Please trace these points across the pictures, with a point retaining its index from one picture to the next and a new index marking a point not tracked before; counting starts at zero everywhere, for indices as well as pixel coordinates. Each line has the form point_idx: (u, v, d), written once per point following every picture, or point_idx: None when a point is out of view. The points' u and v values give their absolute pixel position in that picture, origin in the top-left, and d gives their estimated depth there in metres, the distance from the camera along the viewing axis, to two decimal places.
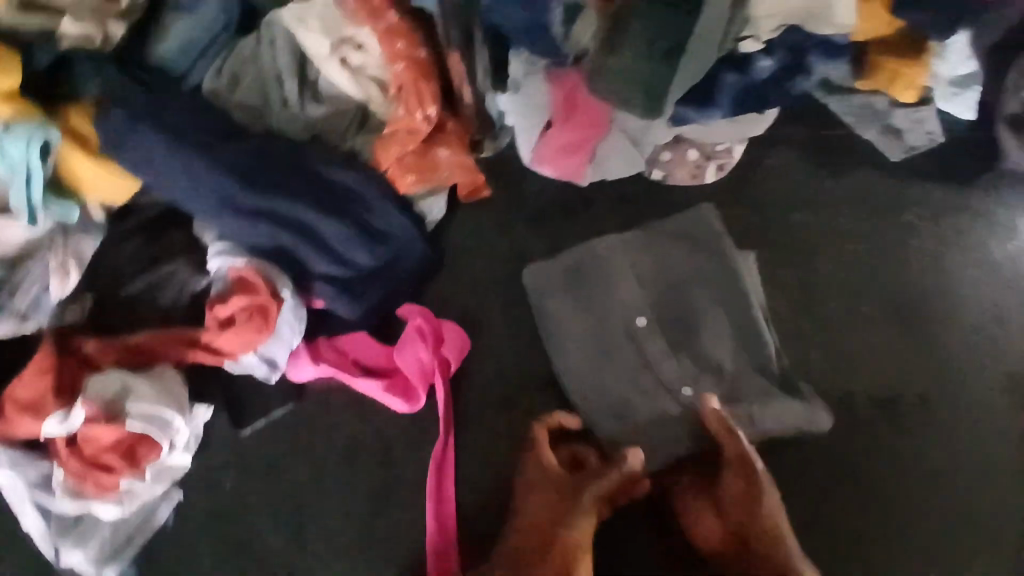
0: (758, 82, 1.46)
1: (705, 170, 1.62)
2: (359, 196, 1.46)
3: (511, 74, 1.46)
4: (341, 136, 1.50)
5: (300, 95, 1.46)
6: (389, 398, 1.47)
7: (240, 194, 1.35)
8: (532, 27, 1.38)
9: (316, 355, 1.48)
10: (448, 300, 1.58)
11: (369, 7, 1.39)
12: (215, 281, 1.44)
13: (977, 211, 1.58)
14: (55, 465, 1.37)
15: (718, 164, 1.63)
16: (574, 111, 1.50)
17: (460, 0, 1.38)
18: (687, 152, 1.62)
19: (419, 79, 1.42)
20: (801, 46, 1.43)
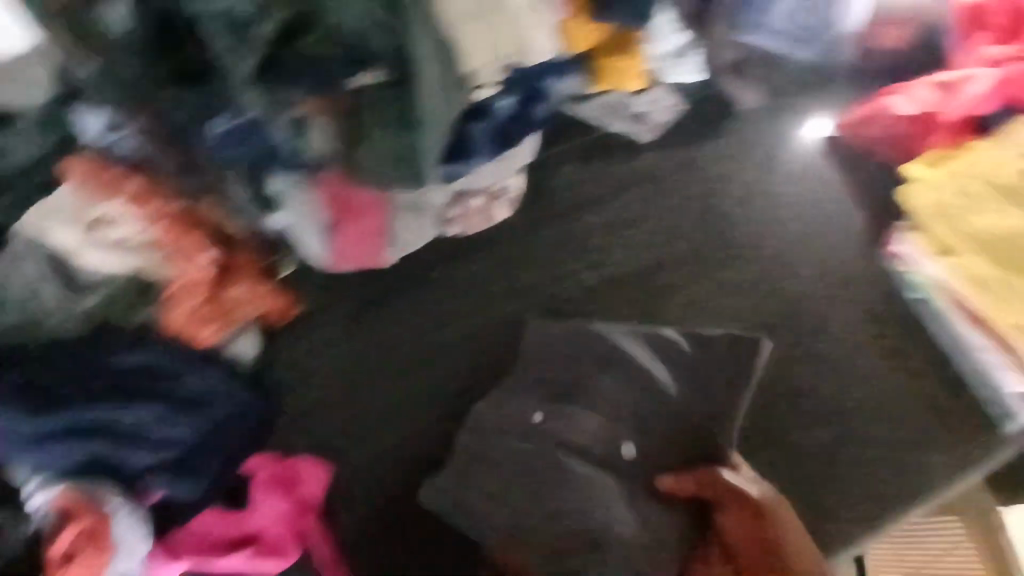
0: (505, 122, 1.42)
1: (493, 209, 1.63)
2: (165, 370, 1.38)
3: (272, 190, 1.30)
4: (126, 314, 1.36)
5: (71, 289, 1.30)
6: (261, 564, 1.34)
7: (45, 420, 1.27)
8: (263, 156, 1.17)
9: (173, 551, 1.33)
10: (301, 432, 1.55)
11: (103, 181, 1.25)
12: (39, 518, 1.29)
13: (762, 146, 1.75)
14: None
15: (505, 201, 1.63)
16: (350, 211, 1.40)
17: (167, 127, 1.12)
18: (471, 202, 1.58)
19: (187, 228, 1.34)
20: (534, 80, 1.40)
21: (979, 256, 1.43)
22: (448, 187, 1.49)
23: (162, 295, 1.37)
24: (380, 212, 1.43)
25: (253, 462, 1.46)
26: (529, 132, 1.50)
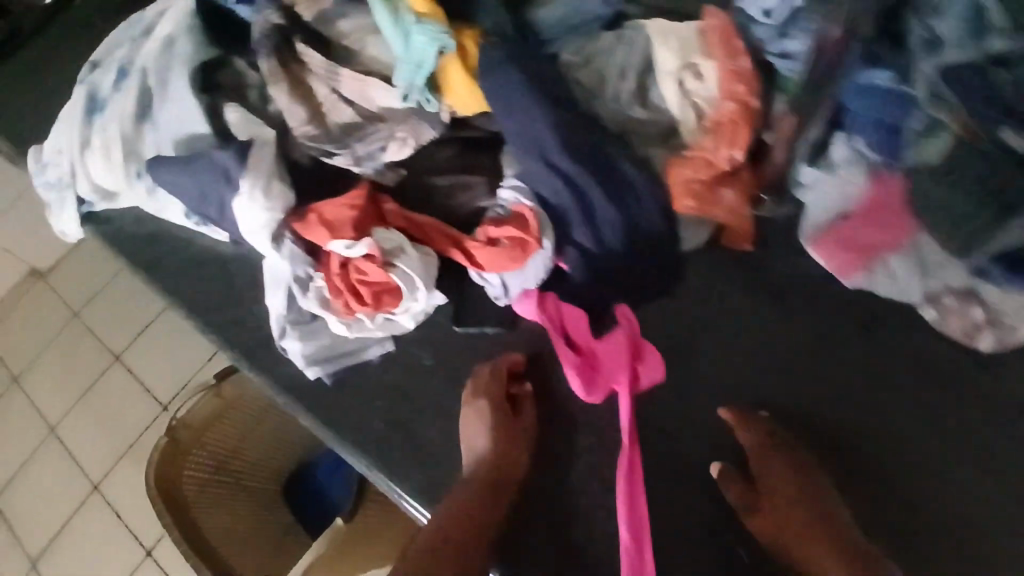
0: None
1: (984, 324, 0.74)
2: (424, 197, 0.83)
3: (663, 59, 0.82)
4: (411, 147, 0.82)
5: (363, 140, 0.80)
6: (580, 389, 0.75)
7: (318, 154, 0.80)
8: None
9: (545, 305, 0.79)
10: (665, 336, 0.80)
11: (443, 149, 0.83)
12: (311, 292, 0.78)
13: None
14: (320, 280, 0.78)
15: (1002, 337, 0.74)
16: (874, 220, 0.75)
17: (569, 37, 0.87)
18: (964, 301, 0.75)
19: (728, 52, 0.80)
20: None
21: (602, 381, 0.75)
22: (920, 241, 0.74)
23: (457, 83, 0.80)
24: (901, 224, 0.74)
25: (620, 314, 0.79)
26: None
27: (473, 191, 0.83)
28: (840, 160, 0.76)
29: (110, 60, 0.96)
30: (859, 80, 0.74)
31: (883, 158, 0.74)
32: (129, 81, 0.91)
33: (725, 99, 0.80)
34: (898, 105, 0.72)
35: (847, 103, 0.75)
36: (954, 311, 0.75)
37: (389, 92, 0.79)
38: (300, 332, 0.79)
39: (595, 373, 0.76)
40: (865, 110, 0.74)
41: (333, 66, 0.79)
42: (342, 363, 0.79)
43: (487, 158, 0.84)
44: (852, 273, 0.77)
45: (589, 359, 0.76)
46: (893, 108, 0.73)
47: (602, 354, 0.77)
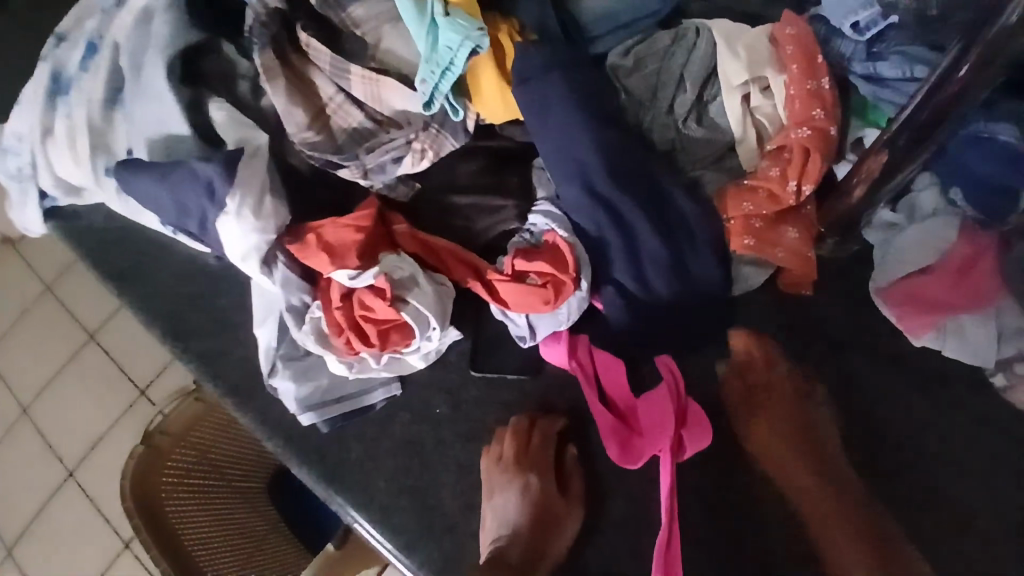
0: None
1: None
2: (443, 216, 0.72)
3: (728, 67, 0.70)
4: (426, 158, 0.68)
5: (371, 146, 0.68)
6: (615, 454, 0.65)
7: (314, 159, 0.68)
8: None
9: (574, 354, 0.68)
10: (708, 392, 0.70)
11: (466, 163, 0.72)
12: (305, 325, 0.68)
13: None
14: (318, 311, 0.68)
15: None
16: (960, 279, 0.65)
17: (618, 35, 0.76)
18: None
19: (805, 65, 0.68)
20: None
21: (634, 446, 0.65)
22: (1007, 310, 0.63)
23: (483, 86, 0.67)
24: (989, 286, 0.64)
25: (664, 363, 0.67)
26: None
27: (496, 215, 0.72)
28: (927, 208, 0.67)
29: (78, 32, 0.83)
30: (976, 128, 0.63)
31: (982, 216, 0.65)
32: (99, 60, 0.78)
33: (799, 124, 0.68)
34: (1016, 164, 0.62)
35: (953, 151, 0.64)
36: None
37: (408, 96, 0.66)
38: (294, 369, 0.69)
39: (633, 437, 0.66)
40: (974, 162, 0.63)
41: (342, 60, 0.66)
42: (341, 406, 0.69)
43: (516, 177, 0.73)
44: (927, 332, 0.65)
45: (628, 420, 0.67)
46: (1010, 167, 0.62)
47: (642, 416, 0.66)
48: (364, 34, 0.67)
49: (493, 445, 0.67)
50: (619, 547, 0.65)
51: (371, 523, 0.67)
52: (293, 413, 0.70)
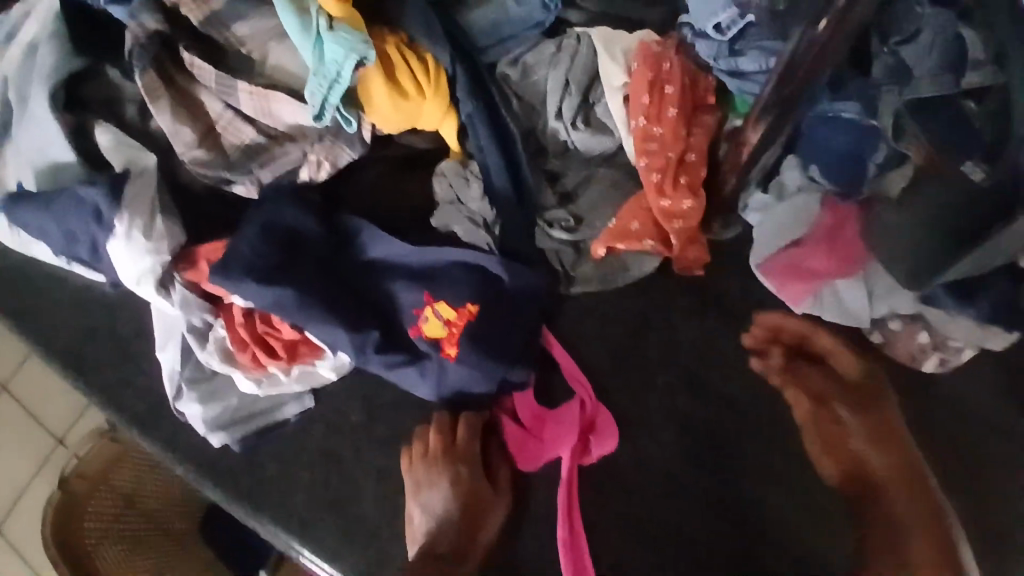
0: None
1: (919, 350, 0.70)
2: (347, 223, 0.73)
3: (609, 71, 0.75)
4: (322, 165, 0.70)
5: (265, 162, 0.69)
6: (521, 450, 0.67)
7: (211, 174, 0.69)
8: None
9: None
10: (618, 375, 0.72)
11: (365, 173, 0.74)
12: (208, 345, 0.67)
13: None
14: (220, 330, 0.68)
15: (940, 357, 0.69)
16: (831, 250, 0.69)
17: (505, 45, 0.79)
18: (900, 325, 0.70)
19: (662, 64, 0.73)
20: None
21: (540, 443, 0.67)
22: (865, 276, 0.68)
23: (371, 97, 0.68)
24: (850, 251, 0.69)
25: (569, 368, 0.70)
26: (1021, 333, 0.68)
27: (400, 220, 0.73)
28: (792, 186, 0.72)
29: None
30: (824, 108, 0.66)
31: (841, 190, 0.69)
32: None
33: (652, 121, 0.72)
34: (862, 140, 0.66)
35: (809, 132, 0.69)
36: (900, 336, 0.70)
37: (299, 109, 0.68)
38: (200, 391, 0.68)
39: (530, 439, 0.67)
40: (829, 141, 0.67)
41: (227, 78, 0.67)
42: (252, 424, 0.68)
43: (416, 182, 0.75)
44: (804, 304, 0.70)
45: (531, 426, 0.68)
46: (857, 143, 0.66)
47: (547, 423, 0.67)
48: (249, 51, 0.69)
49: (414, 445, 0.67)
50: (542, 539, 0.65)
51: (293, 536, 0.65)
52: (203, 437, 0.69)
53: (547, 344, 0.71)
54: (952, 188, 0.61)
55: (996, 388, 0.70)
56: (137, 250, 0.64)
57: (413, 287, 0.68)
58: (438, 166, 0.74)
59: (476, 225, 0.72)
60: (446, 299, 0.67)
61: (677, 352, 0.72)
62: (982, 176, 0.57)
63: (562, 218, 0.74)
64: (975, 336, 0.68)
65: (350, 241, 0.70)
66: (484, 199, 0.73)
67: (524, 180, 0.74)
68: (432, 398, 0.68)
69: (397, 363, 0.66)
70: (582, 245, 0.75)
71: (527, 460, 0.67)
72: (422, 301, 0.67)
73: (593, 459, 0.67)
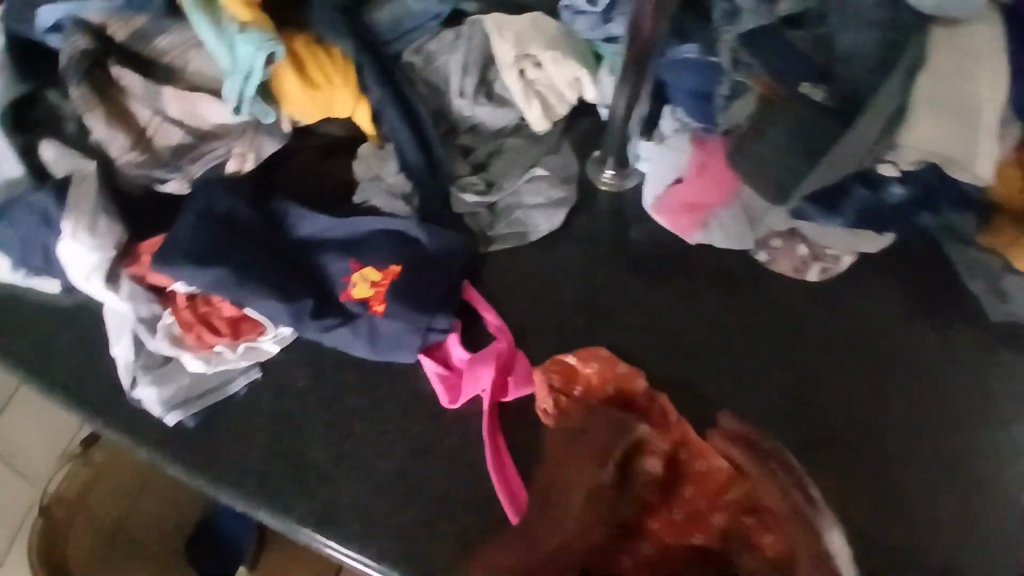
0: (878, 210, 0.75)
1: (803, 260, 0.78)
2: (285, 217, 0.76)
3: (499, 50, 0.83)
4: (244, 156, 0.77)
5: (194, 159, 0.77)
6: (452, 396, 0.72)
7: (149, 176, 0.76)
8: None
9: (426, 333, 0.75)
10: (536, 317, 0.78)
11: (289, 163, 0.81)
12: (157, 331, 0.73)
13: None
14: (168, 318, 0.74)
15: (823, 265, 0.77)
16: (711, 181, 0.78)
17: (407, 38, 0.86)
18: (781, 242, 0.78)
19: (548, 39, 0.84)
20: (953, 195, 0.74)
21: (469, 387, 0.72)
22: (741, 199, 0.78)
23: (282, 89, 0.76)
24: (724, 179, 0.77)
25: (491, 318, 0.76)
26: (884, 234, 0.77)
27: (326, 201, 0.80)
28: (668, 130, 0.79)
29: None
30: (671, 53, 0.74)
31: (703, 125, 0.77)
32: None
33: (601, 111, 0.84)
34: (708, 74, 0.74)
35: (665, 77, 0.76)
36: (783, 251, 0.78)
37: (220, 107, 0.77)
38: (154, 374, 0.74)
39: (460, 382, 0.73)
40: (683, 82, 0.75)
41: (151, 84, 0.77)
42: (204, 400, 0.73)
43: (335, 167, 0.82)
44: (695, 233, 0.79)
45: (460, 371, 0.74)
46: (704, 78, 0.74)
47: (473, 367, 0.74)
48: (170, 60, 0.78)
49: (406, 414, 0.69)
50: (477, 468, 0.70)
51: (245, 496, 0.70)
52: (158, 418, 0.73)
53: (470, 299, 0.77)
54: (804, 110, 0.69)
55: (879, 292, 0.78)
56: (83, 249, 0.71)
57: (341, 256, 0.75)
58: (358, 150, 0.82)
59: (394, 197, 0.79)
60: (372, 263, 0.74)
61: (589, 292, 0.79)
62: (823, 95, 0.68)
63: (474, 183, 0.82)
64: (849, 243, 0.77)
65: (278, 224, 0.76)
66: (401, 174, 0.80)
67: (436, 156, 0.81)
68: (368, 354, 0.73)
69: (331, 325, 0.72)
70: (498, 206, 0.83)
71: (460, 402, 0.72)
72: (349, 268, 0.74)
73: (512, 395, 0.72)
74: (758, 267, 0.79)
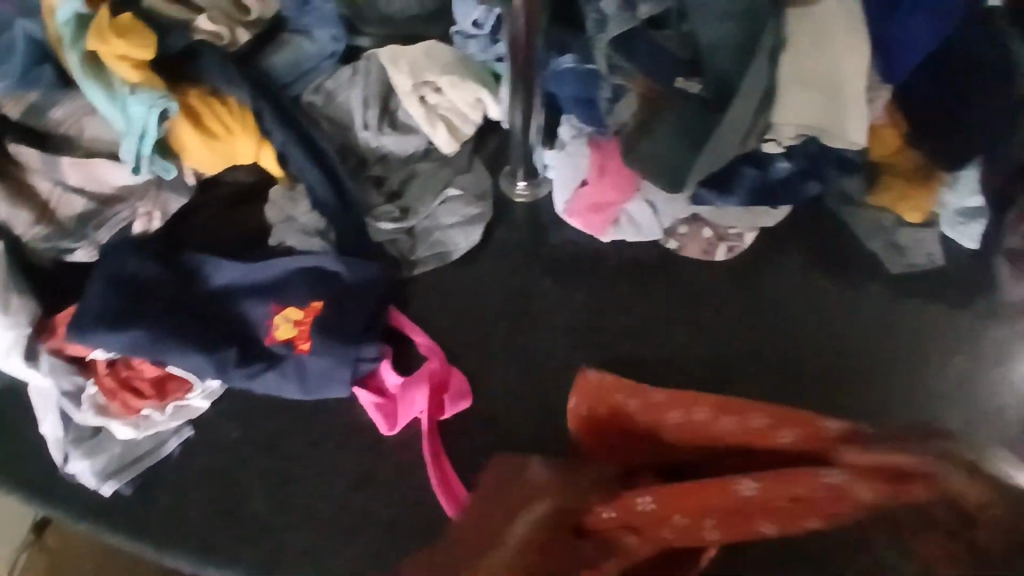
0: (770, 187, 0.79)
1: (710, 242, 0.82)
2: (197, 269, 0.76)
3: (395, 80, 0.85)
4: (151, 216, 0.78)
5: (99, 224, 0.76)
6: (389, 423, 0.73)
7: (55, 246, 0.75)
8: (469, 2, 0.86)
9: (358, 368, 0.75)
10: (466, 332, 0.80)
11: (199, 215, 0.81)
12: (81, 402, 0.71)
13: None
14: (92, 388, 0.72)
15: (729, 244, 0.82)
16: (617, 180, 0.80)
17: (305, 79, 0.88)
18: (686, 228, 0.83)
19: (442, 63, 0.86)
20: (834, 164, 0.79)
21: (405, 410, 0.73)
22: (643, 193, 0.81)
23: (182, 144, 0.77)
24: (624, 177, 0.80)
25: (420, 341, 0.77)
26: (780, 208, 0.82)
27: (240, 247, 0.80)
28: (566, 137, 0.82)
29: None
30: (551, 66, 0.79)
31: (595, 129, 0.81)
32: None
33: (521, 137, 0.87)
34: (587, 80, 0.79)
35: (550, 89, 0.81)
36: (690, 236, 0.82)
37: (120, 169, 0.77)
38: (86, 446, 0.72)
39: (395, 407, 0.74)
40: (566, 91, 0.79)
41: (49, 156, 0.76)
42: (140, 465, 0.72)
43: (246, 213, 0.82)
44: (607, 231, 0.83)
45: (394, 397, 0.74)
46: (584, 84, 0.79)
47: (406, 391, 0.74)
48: (67, 130, 0.78)
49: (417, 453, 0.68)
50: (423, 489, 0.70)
51: (190, 557, 0.68)
52: (94, 490, 0.71)
53: (396, 325, 0.78)
54: (681, 103, 0.73)
55: (783, 262, 0.82)
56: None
57: (260, 301, 0.75)
58: (268, 195, 0.83)
59: (308, 235, 0.80)
60: (292, 303, 0.74)
61: (513, 301, 0.81)
62: (697, 87, 0.73)
63: (388, 212, 0.83)
64: (749, 221, 0.82)
65: (192, 276, 0.76)
66: (313, 212, 0.81)
67: (347, 189, 0.81)
68: (298, 394, 0.73)
69: (258, 370, 0.72)
70: (416, 230, 0.84)
71: (398, 427, 0.73)
72: (270, 311, 0.74)
73: (449, 413, 0.73)
74: (669, 255, 0.83)
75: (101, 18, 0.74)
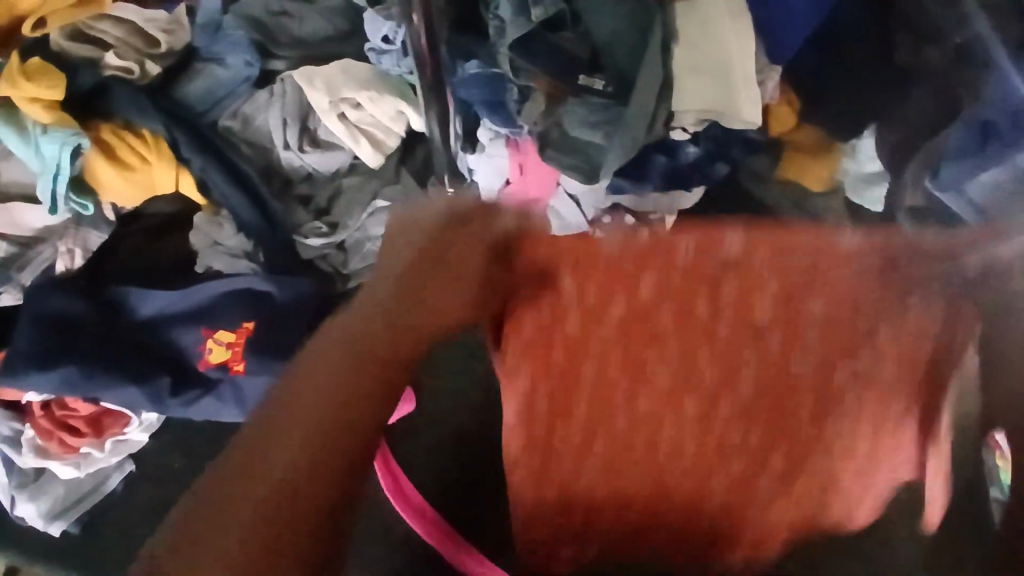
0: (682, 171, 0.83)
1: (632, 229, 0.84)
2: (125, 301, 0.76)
3: (311, 99, 0.85)
4: (75, 254, 0.77)
5: (23, 265, 0.76)
6: None
7: None
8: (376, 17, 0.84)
9: None
10: None
11: (125, 249, 0.81)
12: (19, 447, 0.70)
13: None
14: (29, 431, 0.71)
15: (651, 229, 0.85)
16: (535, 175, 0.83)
17: (223, 105, 0.88)
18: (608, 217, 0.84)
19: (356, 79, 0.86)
20: (739, 144, 0.83)
21: None
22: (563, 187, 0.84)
23: (99, 180, 0.77)
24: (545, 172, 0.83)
25: None
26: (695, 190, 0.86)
27: (170, 277, 0.80)
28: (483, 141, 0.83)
29: None
30: (459, 71, 0.80)
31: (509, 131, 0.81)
32: None
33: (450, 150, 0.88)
34: (495, 84, 0.79)
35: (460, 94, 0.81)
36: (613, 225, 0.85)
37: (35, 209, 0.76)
38: (30, 490, 0.71)
39: None
40: (474, 96, 0.80)
41: None
42: (86, 502, 0.71)
43: (174, 243, 0.82)
44: None
45: None
46: (492, 89, 0.79)
47: None
48: None
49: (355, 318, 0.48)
50: None
51: None
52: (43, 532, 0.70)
53: None
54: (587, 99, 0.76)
55: None
56: None
57: (191, 327, 0.75)
58: (194, 222, 0.83)
59: (236, 257, 0.81)
60: (223, 326, 0.75)
61: None
62: (601, 82, 0.76)
63: (316, 227, 0.84)
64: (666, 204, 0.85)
65: (120, 310, 0.76)
66: (240, 235, 0.82)
67: (272, 210, 0.82)
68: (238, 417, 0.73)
69: (193, 397, 0.72)
70: (346, 243, 0.85)
71: None
72: (202, 336, 0.74)
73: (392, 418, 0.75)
74: None
75: (11, 63, 0.74)
